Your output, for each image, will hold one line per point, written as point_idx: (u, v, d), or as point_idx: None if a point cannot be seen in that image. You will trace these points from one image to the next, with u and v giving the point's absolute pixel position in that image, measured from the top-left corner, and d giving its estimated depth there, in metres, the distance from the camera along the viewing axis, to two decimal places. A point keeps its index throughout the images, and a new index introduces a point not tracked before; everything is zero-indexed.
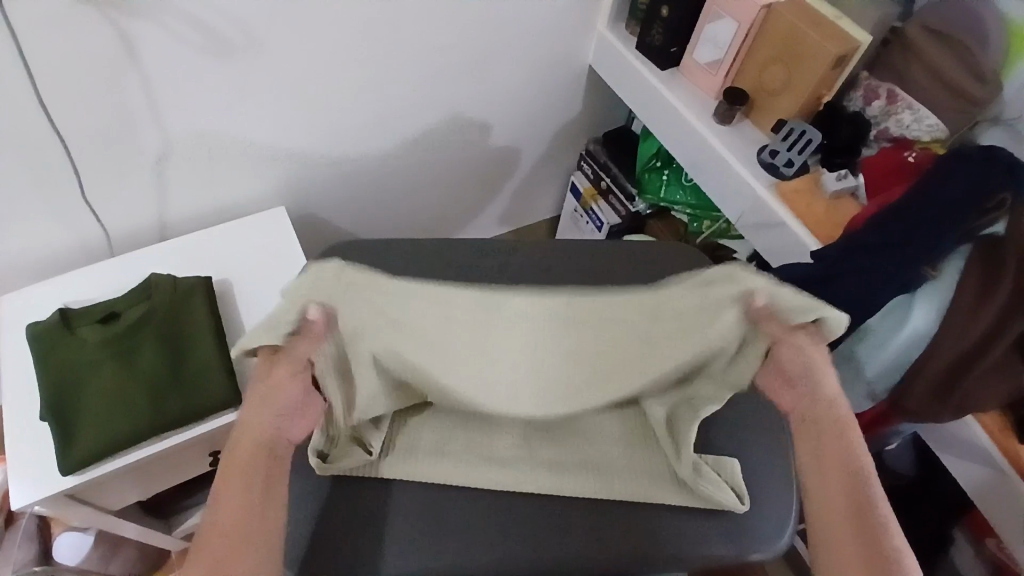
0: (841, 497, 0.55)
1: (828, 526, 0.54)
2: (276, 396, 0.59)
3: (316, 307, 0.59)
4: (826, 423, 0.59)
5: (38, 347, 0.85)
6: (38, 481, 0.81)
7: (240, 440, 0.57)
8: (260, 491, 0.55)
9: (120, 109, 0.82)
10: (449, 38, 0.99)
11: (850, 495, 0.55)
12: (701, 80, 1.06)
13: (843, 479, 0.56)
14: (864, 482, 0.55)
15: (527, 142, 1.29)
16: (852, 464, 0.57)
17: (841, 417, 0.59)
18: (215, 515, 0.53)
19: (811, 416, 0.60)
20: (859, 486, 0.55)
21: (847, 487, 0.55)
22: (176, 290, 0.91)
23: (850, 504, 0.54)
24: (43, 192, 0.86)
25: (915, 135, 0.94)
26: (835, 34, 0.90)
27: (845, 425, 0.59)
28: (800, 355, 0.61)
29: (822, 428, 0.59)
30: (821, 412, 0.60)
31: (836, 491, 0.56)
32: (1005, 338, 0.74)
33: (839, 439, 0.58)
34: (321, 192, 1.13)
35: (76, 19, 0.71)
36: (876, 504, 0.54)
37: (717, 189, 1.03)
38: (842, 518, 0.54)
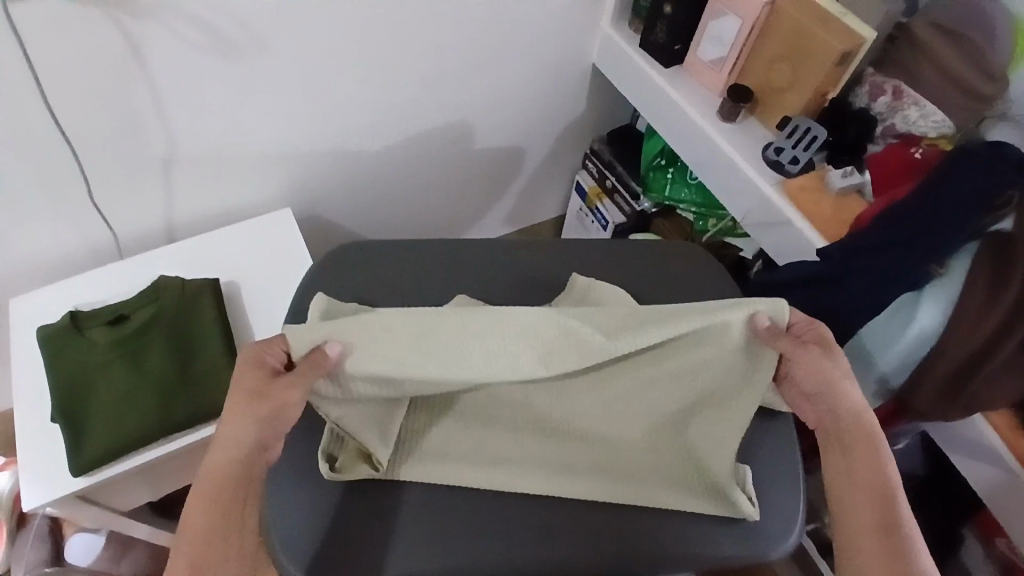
0: (870, 522, 0.57)
1: (858, 552, 0.56)
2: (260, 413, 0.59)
3: (336, 341, 0.62)
4: (856, 439, 0.61)
5: (48, 349, 0.86)
6: (49, 481, 0.82)
7: (218, 457, 0.57)
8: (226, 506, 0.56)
9: (126, 110, 0.83)
10: (453, 36, 0.99)
11: (874, 516, 0.57)
12: (705, 77, 1.06)
13: (872, 497, 0.58)
14: (892, 502, 0.57)
15: (533, 141, 1.29)
16: (879, 483, 0.58)
17: (867, 432, 0.61)
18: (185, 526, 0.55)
19: (838, 427, 0.62)
20: (886, 507, 0.57)
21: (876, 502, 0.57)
22: (184, 291, 0.91)
23: (879, 528, 0.56)
24: (51, 194, 0.87)
25: (922, 131, 0.93)
26: (841, 30, 0.89)
27: (873, 440, 0.60)
28: (810, 375, 0.64)
29: (849, 444, 0.61)
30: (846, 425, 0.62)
31: (863, 516, 0.57)
32: (1003, 348, 0.74)
33: (867, 457, 0.59)
34: (326, 193, 1.13)
35: (81, 21, 0.72)
36: (904, 528, 0.56)
37: (722, 187, 1.03)
38: (871, 542, 0.56)
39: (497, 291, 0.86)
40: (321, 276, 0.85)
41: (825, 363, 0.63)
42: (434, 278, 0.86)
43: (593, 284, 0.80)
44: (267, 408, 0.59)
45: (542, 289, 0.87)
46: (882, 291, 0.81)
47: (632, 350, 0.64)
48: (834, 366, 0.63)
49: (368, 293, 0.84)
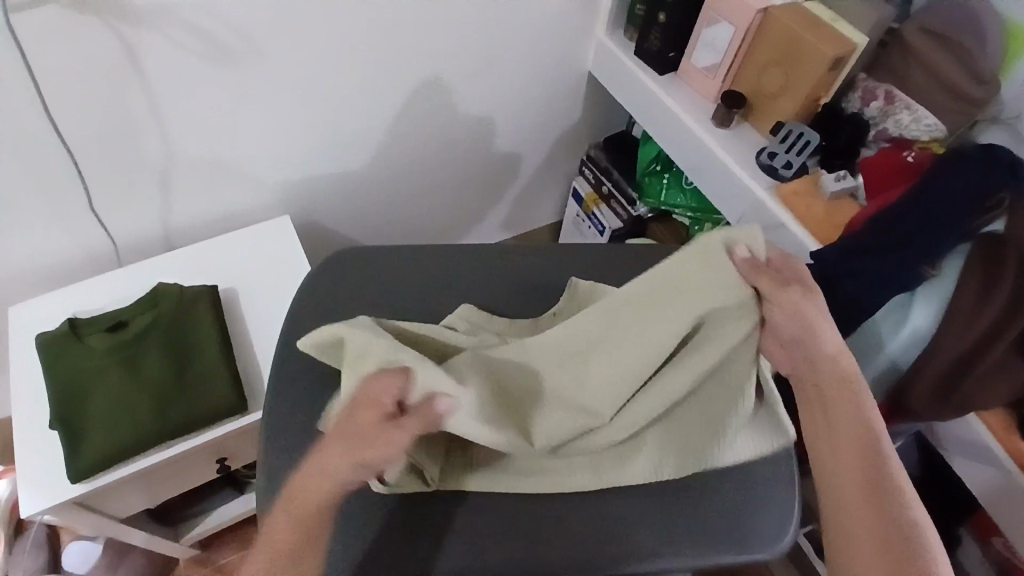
0: (855, 481, 0.58)
1: (845, 510, 0.58)
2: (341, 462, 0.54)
3: (446, 397, 0.58)
4: (849, 426, 0.62)
5: (47, 355, 0.86)
6: (47, 487, 0.82)
7: (315, 477, 0.55)
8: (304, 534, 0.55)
9: (124, 118, 0.84)
10: (448, 45, 1.01)
11: (860, 475, 0.59)
12: (699, 84, 1.06)
13: (855, 455, 0.60)
14: (877, 460, 0.59)
15: (529, 147, 1.30)
16: (864, 441, 0.61)
17: (862, 421, 0.61)
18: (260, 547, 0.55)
19: (819, 386, 0.65)
20: (872, 465, 0.59)
21: (873, 493, 0.57)
22: (182, 297, 0.92)
23: (864, 486, 0.58)
24: (51, 201, 0.88)
25: (914, 135, 0.94)
26: (832, 36, 0.90)
27: (854, 399, 0.63)
28: (789, 318, 0.64)
29: (828, 401, 0.64)
30: (837, 408, 0.63)
31: (849, 475, 0.59)
32: (996, 347, 0.74)
33: (849, 416, 0.62)
34: (323, 200, 1.14)
35: (80, 30, 0.73)
36: (891, 484, 0.58)
37: (716, 191, 1.04)
38: (858, 501, 0.57)
39: (493, 295, 0.87)
40: (318, 281, 0.86)
41: (804, 302, 0.64)
42: (431, 283, 0.86)
43: (595, 286, 0.79)
44: (372, 456, 0.54)
45: (537, 292, 0.87)
46: (875, 292, 0.81)
47: (627, 318, 0.67)
48: (811, 308, 0.65)
49: (365, 297, 0.85)
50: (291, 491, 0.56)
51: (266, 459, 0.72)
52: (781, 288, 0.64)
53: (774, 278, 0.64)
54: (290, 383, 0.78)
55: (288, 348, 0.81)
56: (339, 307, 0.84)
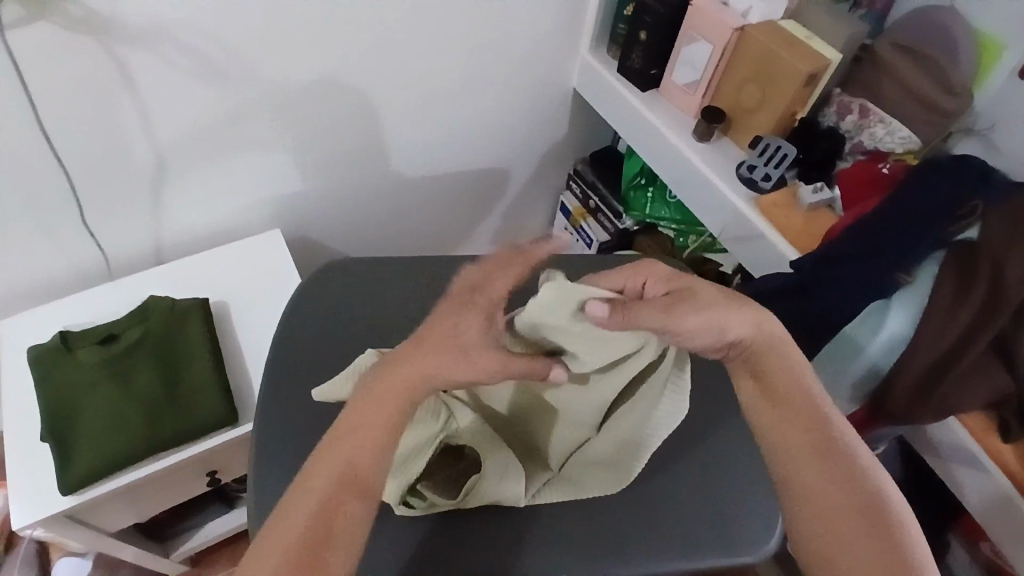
0: (803, 448, 0.59)
1: (803, 483, 0.58)
2: (420, 378, 0.54)
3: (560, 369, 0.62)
4: (804, 411, 0.60)
5: (38, 369, 0.87)
6: (37, 500, 0.82)
7: (377, 409, 0.54)
8: (358, 482, 0.53)
9: (118, 134, 0.85)
10: (436, 65, 1.04)
11: (805, 440, 0.59)
12: (680, 100, 1.09)
13: (800, 419, 0.60)
14: (820, 423, 0.60)
15: (517, 163, 1.32)
16: (808, 402, 0.61)
17: (813, 406, 0.61)
18: (303, 491, 0.53)
19: (751, 359, 0.63)
20: (817, 428, 0.60)
21: (842, 480, 0.57)
22: (173, 311, 0.93)
23: (815, 453, 0.59)
24: (44, 216, 0.89)
25: (889, 148, 0.97)
26: (806, 53, 0.93)
27: (788, 360, 0.62)
28: (700, 337, 0.59)
29: (762, 367, 0.62)
30: (787, 393, 0.61)
31: (797, 443, 0.59)
32: (968, 352, 0.76)
33: (785, 381, 0.62)
34: (314, 215, 1.16)
35: (75, 48, 0.75)
36: (841, 446, 0.59)
37: (698, 205, 1.06)
38: (810, 469, 0.58)
39: None
40: (307, 292, 0.87)
41: (704, 307, 0.59)
42: (419, 293, 0.88)
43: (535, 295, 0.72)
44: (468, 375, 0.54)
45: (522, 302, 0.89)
46: (852, 299, 0.83)
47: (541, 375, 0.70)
48: (713, 304, 0.60)
49: (353, 308, 0.86)
50: (342, 418, 0.55)
51: (256, 467, 0.73)
52: (666, 316, 0.58)
53: (654, 305, 0.59)
54: (280, 393, 0.79)
55: (278, 358, 0.82)
56: (328, 318, 0.85)
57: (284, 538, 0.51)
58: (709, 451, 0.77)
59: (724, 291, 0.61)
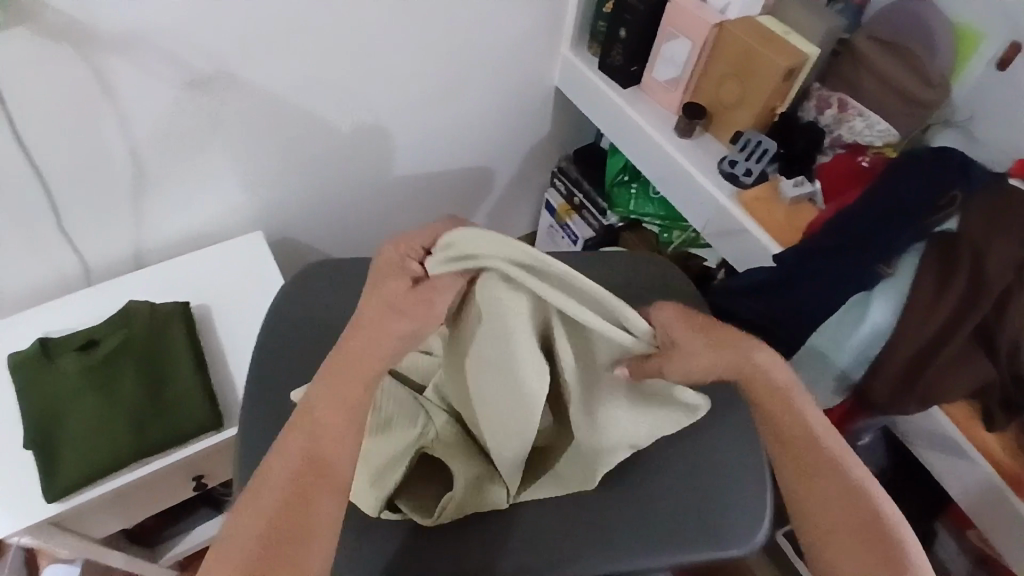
0: (801, 475, 0.64)
1: (804, 508, 0.63)
2: (372, 362, 0.60)
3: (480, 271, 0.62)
4: (791, 427, 0.65)
5: (19, 377, 0.86)
6: (24, 509, 0.82)
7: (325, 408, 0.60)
8: (321, 466, 0.58)
9: (98, 140, 0.85)
10: (419, 66, 1.04)
11: (804, 467, 0.64)
12: (661, 97, 1.10)
13: (800, 449, 0.64)
14: (816, 449, 0.64)
15: (502, 161, 1.32)
16: (805, 431, 0.65)
17: (806, 427, 0.65)
18: (257, 494, 0.57)
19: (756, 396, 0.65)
20: (813, 455, 0.64)
21: (836, 488, 0.63)
22: (155, 315, 0.93)
23: (814, 479, 0.63)
24: (23, 223, 0.89)
25: (869, 140, 0.97)
26: (785, 48, 0.94)
27: (787, 394, 0.65)
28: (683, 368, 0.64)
29: (764, 402, 0.65)
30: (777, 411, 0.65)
31: (795, 470, 0.64)
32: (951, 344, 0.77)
33: (783, 413, 0.65)
34: (298, 217, 1.16)
35: (52, 56, 0.74)
36: (840, 467, 0.63)
37: (681, 201, 1.06)
38: (810, 496, 0.63)
39: None
40: (289, 294, 0.87)
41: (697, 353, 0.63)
42: None
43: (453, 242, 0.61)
44: (408, 324, 0.60)
45: None
46: (833, 292, 0.84)
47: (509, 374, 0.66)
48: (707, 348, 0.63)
49: (337, 309, 0.86)
50: (293, 420, 0.61)
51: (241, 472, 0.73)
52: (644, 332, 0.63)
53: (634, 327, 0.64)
54: (264, 396, 0.79)
55: (262, 361, 0.82)
56: (311, 320, 0.85)
57: (246, 538, 0.54)
58: (694, 445, 0.77)
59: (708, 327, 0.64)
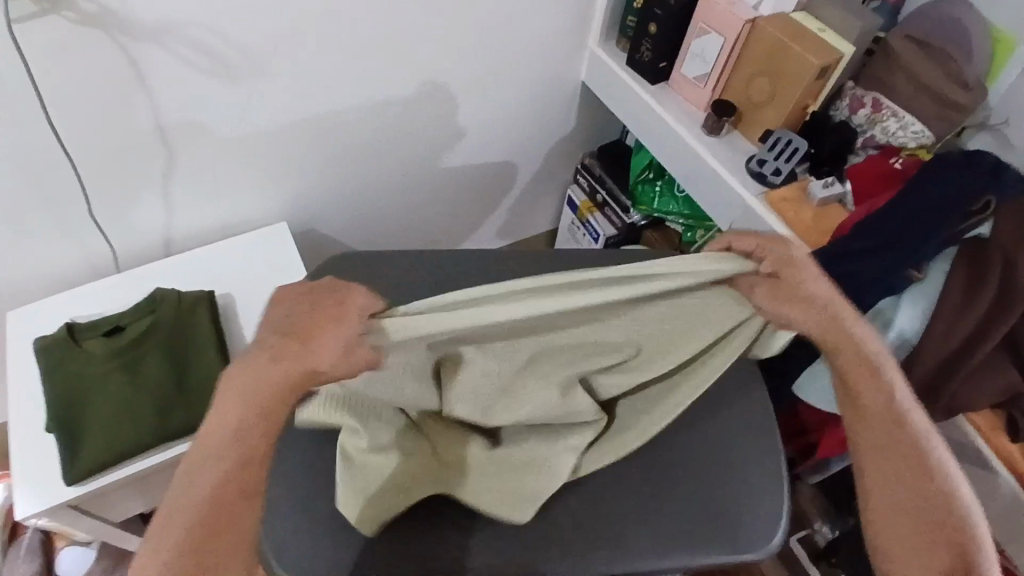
0: (879, 446, 0.65)
1: (870, 474, 0.64)
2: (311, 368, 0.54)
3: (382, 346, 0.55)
4: (878, 405, 0.65)
5: (45, 360, 0.87)
6: (45, 490, 0.83)
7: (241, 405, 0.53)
8: (246, 486, 0.54)
9: (128, 128, 0.85)
10: (446, 59, 1.03)
11: (883, 437, 0.65)
12: (690, 93, 1.08)
13: (884, 421, 0.65)
14: (899, 424, 0.64)
15: (525, 157, 1.32)
16: (891, 405, 0.65)
17: (893, 404, 0.65)
18: (175, 513, 0.52)
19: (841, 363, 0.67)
20: (893, 429, 0.64)
21: (903, 472, 0.64)
22: (180, 304, 0.93)
23: (890, 450, 0.64)
24: (52, 209, 0.89)
25: (901, 142, 0.96)
26: (819, 46, 0.92)
27: (877, 369, 0.66)
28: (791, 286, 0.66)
29: (854, 370, 0.66)
30: (863, 384, 0.66)
31: (874, 440, 0.65)
32: (977, 354, 0.76)
33: (872, 384, 0.66)
34: (321, 209, 1.16)
35: (84, 43, 0.75)
36: (920, 446, 0.64)
37: (707, 200, 1.05)
38: (880, 465, 0.64)
39: None
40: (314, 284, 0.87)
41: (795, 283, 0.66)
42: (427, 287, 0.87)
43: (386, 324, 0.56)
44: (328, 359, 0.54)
45: None
46: (861, 295, 0.82)
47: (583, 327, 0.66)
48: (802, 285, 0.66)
49: None
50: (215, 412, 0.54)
51: None
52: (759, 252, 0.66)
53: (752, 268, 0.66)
54: None
55: None
56: None
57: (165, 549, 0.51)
58: (715, 447, 0.76)
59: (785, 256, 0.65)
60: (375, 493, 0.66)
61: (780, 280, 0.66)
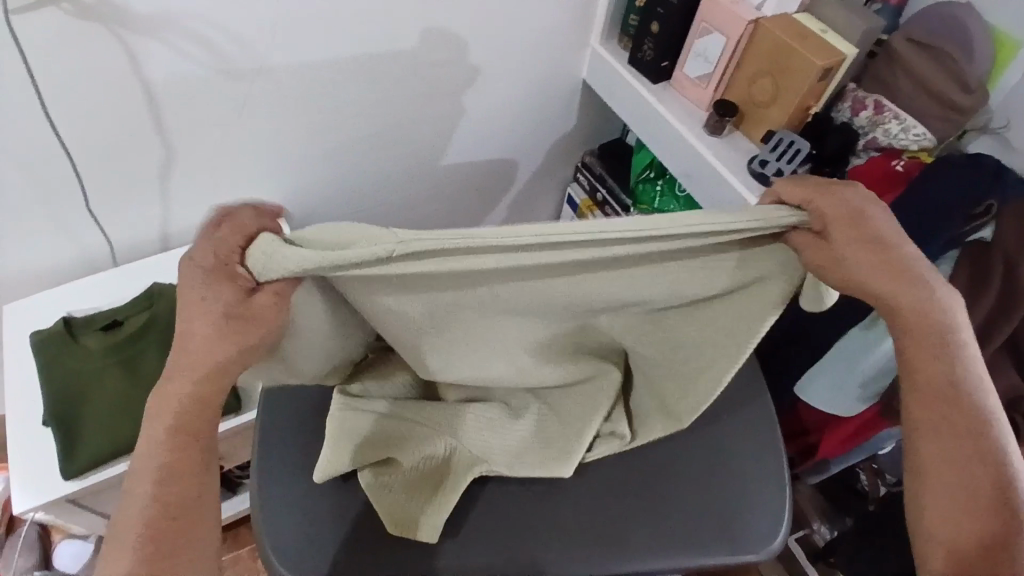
0: (935, 420, 0.61)
1: (921, 444, 0.61)
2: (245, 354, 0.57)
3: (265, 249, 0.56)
4: (938, 382, 0.61)
5: (42, 354, 0.87)
6: (41, 485, 0.82)
7: (178, 394, 0.56)
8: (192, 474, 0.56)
9: (126, 121, 0.85)
10: (447, 55, 1.02)
11: (939, 411, 0.60)
12: (692, 93, 1.08)
13: (944, 392, 0.60)
14: (959, 397, 0.60)
15: (525, 154, 1.31)
16: (954, 378, 0.60)
17: (958, 379, 0.60)
18: (126, 512, 0.54)
19: (910, 331, 0.62)
20: (952, 404, 0.60)
21: (955, 454, 0.59)
22: (177, 298, 0.92)
23: (945, 422, 0.60)
24: (49, 202, 0.89)
25: (903, 144, 0.95)
26: (821, 47, 0.92)
27: (947, 340, 0.61)
28: (845, 243, 0.61)
29: (921, 337, 0.61)
30: (925, 354, 0.61)
31: (930, 415, 0.61)
32: (982, 351, 0.78)
33: (939, 355, 0.61)
34: (321, 205, 1.15)
35: (82, 35, 0.74)
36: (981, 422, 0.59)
37: (708, 199, 1.04)
38: (931, 436, 0.61)
39: None
40: None
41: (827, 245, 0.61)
42: None
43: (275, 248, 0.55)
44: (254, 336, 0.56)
45: None
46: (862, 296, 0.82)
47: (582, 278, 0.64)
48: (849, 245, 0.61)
49: None
50: (155, 405, 0.57)
51: (258, 454, 0.72)
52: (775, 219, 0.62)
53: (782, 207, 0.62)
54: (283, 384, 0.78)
55: None
56: None
57: (123, 545, 0.53)
58: (716, 447, 0.76)
59: (846, 212, 0.62)
60: (414, 494, 0.68)
61: (829, 237, 0.61)
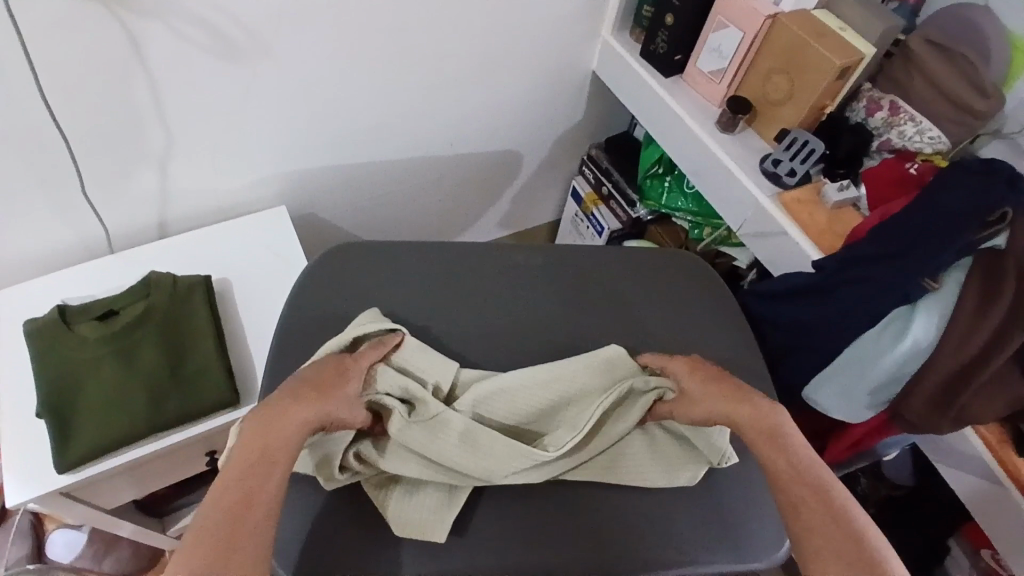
0: (808, 504, 0.60)
1: (806, 538, 0.59)
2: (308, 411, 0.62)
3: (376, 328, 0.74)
4: (788, 469, 0.64)
5: (36, 344, 0.84)
6: (35, 478, 0.80)
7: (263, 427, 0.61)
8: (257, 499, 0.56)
9: (126, 107, 0.82)
10: (455, 44, 1.00)
11: (798, 496, 0.61)
12: (704, 88, 1.06)
13: (806, 482, 0.62)
14: (808, 475, 0.63)
15: (531, 146, 1.29)
16: (794, 462, 0.64)
17: (804, 465, 0.64)
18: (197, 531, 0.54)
19: (758, 432, 0.67)
20: (817, 487, 0.62)
21: (826, 525, 0.59)
22: (175, 289, 0.90)
23: (808, 504, 0.60)
24: (44, 188, 0.86)
25: (917, 147, 0.94)
26: (840, 45, 0.90)
27: (778, 436, 0.66)
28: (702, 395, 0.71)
29: (761, 439, 0.67)
30: (769, 450, 0.66)
31: (808, 503, 0.60)
32: (993, 362, 0.75)
33: (779, 450, 0.65)
34: (322, 195, 1.13)
35: (81, 18, 0.71)
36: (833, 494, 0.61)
37: (717, 197, 1.03)
38: (815, 522, 0.59)
39: (493, 296, 0.85)
40: (317, 274, 0.84)
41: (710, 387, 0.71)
42: (438, 278, 0.85)
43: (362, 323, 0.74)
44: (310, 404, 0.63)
45: (537, 295, 0.86)
46: (875, 302, 0.81)
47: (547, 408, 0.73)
48: (727, 393, 0.70)
49: (363, 295, 0.82)
50: (245, 434, 0.60)
51: None
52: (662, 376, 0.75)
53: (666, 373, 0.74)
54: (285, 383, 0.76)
55: (282, 344, 0.78)
56: (339, 303, 0.82)
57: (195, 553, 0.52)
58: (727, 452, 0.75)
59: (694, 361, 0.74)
60: (420, 494, 0.67)
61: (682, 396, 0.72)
